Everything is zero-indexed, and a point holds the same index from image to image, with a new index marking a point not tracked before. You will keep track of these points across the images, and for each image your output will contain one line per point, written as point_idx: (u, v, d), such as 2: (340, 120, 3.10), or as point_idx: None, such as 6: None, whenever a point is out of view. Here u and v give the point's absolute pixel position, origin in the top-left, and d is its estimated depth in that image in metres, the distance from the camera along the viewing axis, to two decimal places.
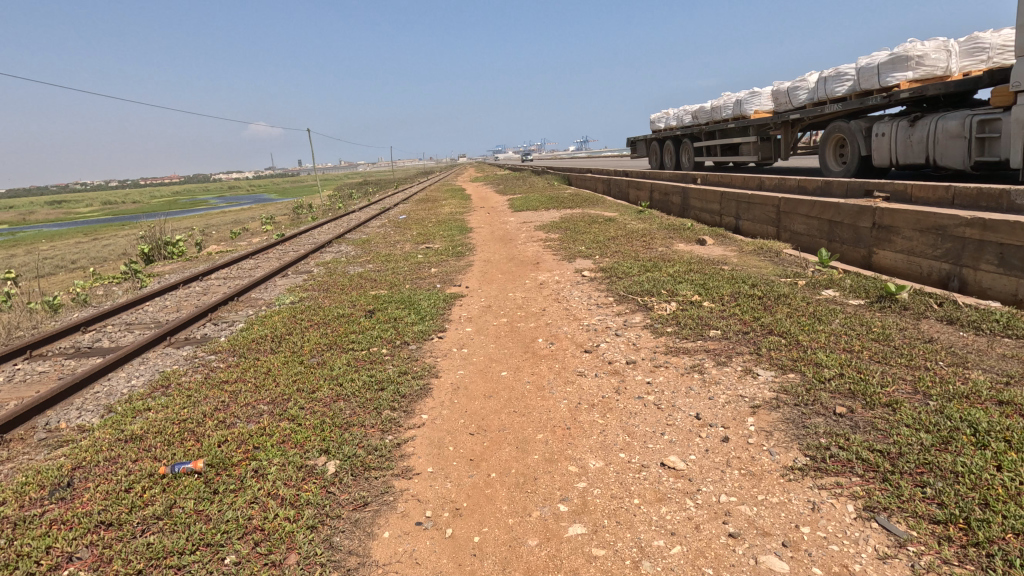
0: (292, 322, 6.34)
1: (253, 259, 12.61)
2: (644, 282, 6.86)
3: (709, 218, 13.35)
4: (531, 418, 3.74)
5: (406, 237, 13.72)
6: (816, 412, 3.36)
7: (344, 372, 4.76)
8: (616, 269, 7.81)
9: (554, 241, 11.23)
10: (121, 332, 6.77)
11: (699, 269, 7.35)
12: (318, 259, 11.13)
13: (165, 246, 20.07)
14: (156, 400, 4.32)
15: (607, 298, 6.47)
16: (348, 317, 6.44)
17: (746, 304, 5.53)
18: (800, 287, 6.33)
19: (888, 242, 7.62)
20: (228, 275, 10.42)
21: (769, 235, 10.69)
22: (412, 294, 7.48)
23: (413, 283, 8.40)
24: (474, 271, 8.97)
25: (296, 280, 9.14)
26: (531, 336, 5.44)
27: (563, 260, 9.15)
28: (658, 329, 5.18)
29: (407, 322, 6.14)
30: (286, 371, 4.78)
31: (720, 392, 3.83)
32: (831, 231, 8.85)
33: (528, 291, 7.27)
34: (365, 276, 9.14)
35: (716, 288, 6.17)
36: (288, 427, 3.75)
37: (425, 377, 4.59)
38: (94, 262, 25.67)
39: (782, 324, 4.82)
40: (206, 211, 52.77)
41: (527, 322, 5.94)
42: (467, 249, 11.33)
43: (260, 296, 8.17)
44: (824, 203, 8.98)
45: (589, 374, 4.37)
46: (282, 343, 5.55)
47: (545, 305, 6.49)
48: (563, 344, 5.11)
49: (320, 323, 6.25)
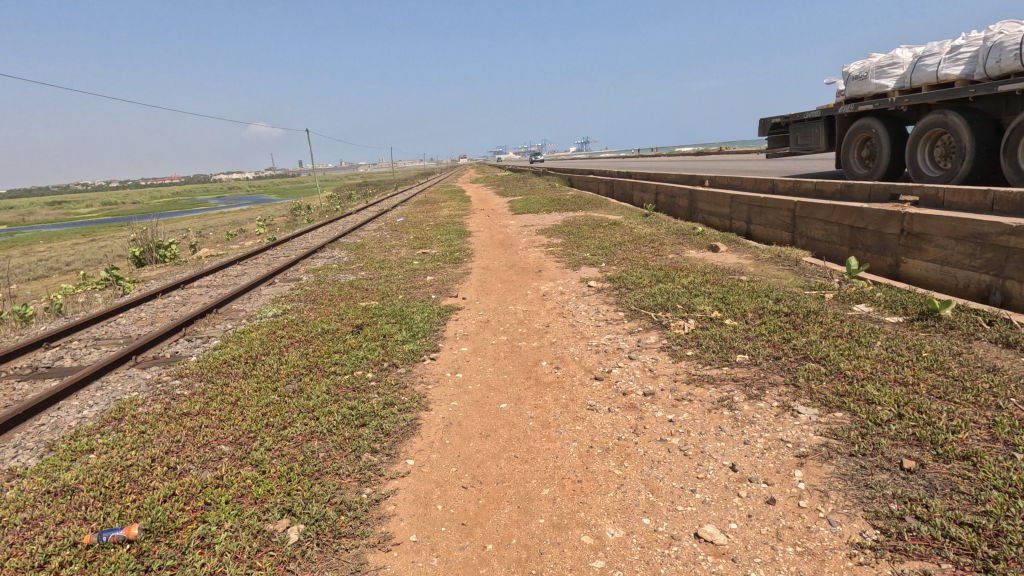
0: (272, 339, 5.78)
1: (242, 264, 12.07)
2: (656, 295, 6.30)
3: (717, 222, 12.80)
4: (535, 466, 3.17)
5: (402, 241, 13.15)
6: (878, 466, 2.79)
7: (323, 403, 4.19)
8: (625, 280, 7.25)
9: (556, 247, 10.66)
10: (86, 349, 6.20)
11: (715, 280, 6.78)
12: (309, 265, 10.59)
13: (157, 248, 19.48)
14: (104, 437, 3.75)
15: (617, 313, 5.90)
16: (332, 334, 5.87)
17: (773, 323, 4.97)
18: (829, 302, 5.76)
19: (918, 251, 7.06)
20: (213, 283, 9.86)
21: (784, 240, 10.12)
22: (405, 307, 6.92)
23: (407, 293, 7.85)
24: (472, 280, 8.43)
25: (282, 289, 8.57)
26: (533, 358, 4.88)
27: (567, 268, 8.59)
28: (675, 353, 4.62)
29: (397, 339, 5.58)
30: (256, 403, 4.21)
31: (757, 434, 3.26)
32: (853, 237, 8.28)
33: (529, 304, 6.71)
34: (356, 284, 8.56)
35: (738, 304, 5.61)
36: (250, 476, 3.19)
37: (413, 409, 4.02)
38: (87, 265, 25.16)
39: (818, 348, 4.25)
40: (203, 212, 52.23)
41: (529, 341, 5.38)
42: (465, 255, 10.76)
43: (242, 307, 7.61)
44: (845, 208, 8.42)
45: (601, 409, 3.81)
46: (257, 366, 4.98)
47: (548, 321, 5.93)
48: (570, 369, 4.55)
49: (302, 341, 5.68)
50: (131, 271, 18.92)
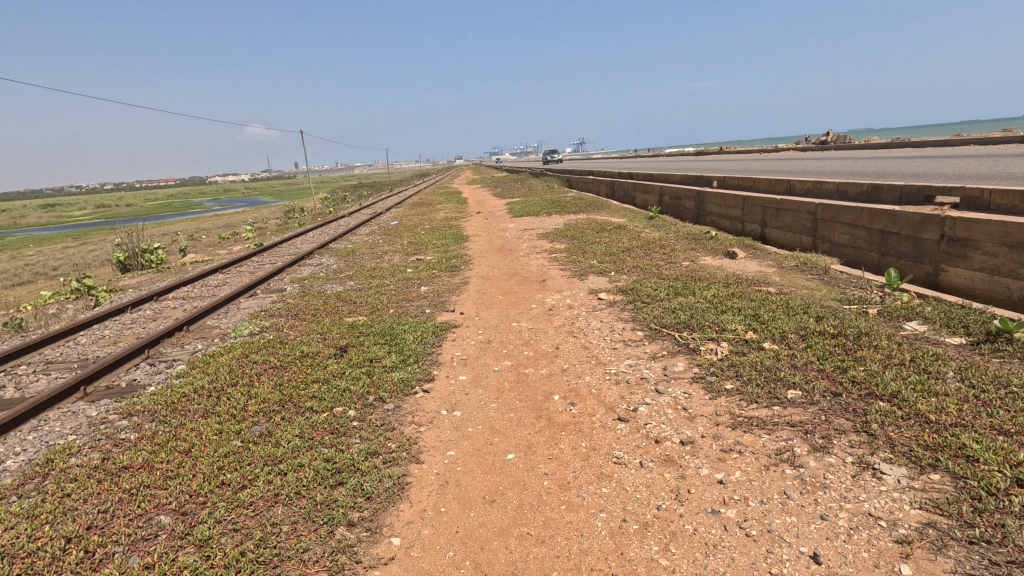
0: (242, 365, 5.06)
1: (226, 272, 11.33)
2: (677, 311, 5.61)
3: (728, 225, 12.15)
4: (555, 552, 2.48)
5: (396, 247, 12.43)
6: (1016, 563, 2.09)
7: (293, 453, 3.48)
8: (640, 292, 6.57)
9: (560, 253, 9.96)
10: (32, 376, 5.45)
11: (741, 293, 6.10)
12: (295, 273, 9.89)
13: (142, 253, 18.69)
14: (18, 503, 3.03)
15: (635, 332, 5.21)
16: (311, 359, 5.15)
17: (821, 348, 4.28)
18: (876, 319, 5.08)
19: (962, 258, 6.40)
20: (190, 293, 9.14)
21: (804, 245, 9.47)
22: (395, 324, 6.20)
23: (398, 307, 7.12)
24: (470, 291, 7.74)
25: (263, 302, 7.87)
26: (543, 391, 4.18)
27: (573, 278, 7.89)
28: (710, 386, 3.92)
29: (386, 365, 4.89)
30: (213, 452, 3.50)
31: (837, 504, 2.56)
32: (883, 242, 7.63)
33: (535, 320, 6.01)
34: (343, 296, 7.84)
35: (774, 322, 4.93)
36: (188, 566, 2.48)
37: (400, 463, 3.32)
38: (74, 268, 24.39)
39: (884, 384, 3.57)
40: (194, 215, 51.37)
41: (537, 367, 4.67)
42: (462, 263, 10.06)
43: (216, 324, 6.87)
44: (874, 210, 7.78)
45: (630, 463, 3.11)
46: (220, 401, 4.26)
47: (558, 342, 5.22)
48: (587, 406, 3.86)
49: (276, 367, 4.96)
50: (115, 277, 18.21)
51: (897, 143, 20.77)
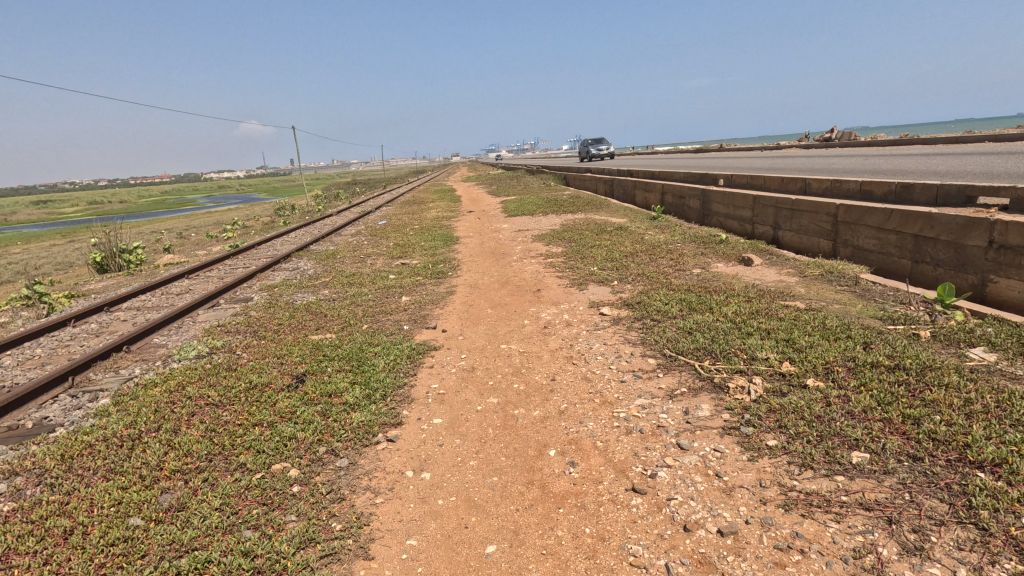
0: (173, 401, 4.19)
1: (194, 277, 10.45)
2: (694, 334, 4.77)
3: (736, 226, 11.34)
4: None
5: (379, 250, 11.52)
6: None
7: (203, 540, 2.63)
8: (648, 306, 5.75)
9: (557, 258, 9.12)
10: None
11: (766, 310, 5.28)
12: (268, 279, 9.04)
13: (120, 254, 17.76)
14: None
15: (645, 361, 4.39)
16: (259, 394, 4.30)
17: (880, 388, 3.45)
18: (932, 346, 4.26)
19: (1015, 268, 5.58)
20: (147, 301, 8.27)
21: (823, 249, 8.66)
22: (366, 344, 5.36)
23: (372, 323, 6.26)
24: (455, 302, 6.91)
25: (223, 314, 7.00)
26: (536, 444, 3.33)
27: (571, 288, 7.07)
28: (748, 440, 3.08)
29: (347, 402, 4.05)
30: (97, 537, 2.65)
31: None
32: (918, 248, 6.82)
33: (527, 341, 5.18)
34: (313, 308, 6.96)
35: (812, 350, 4.11)
36: None
37: (343, 559, 2.48)
38: (55, 268, 23.53)
39: (980, 445, 2.73)
40: (184, 213, 50.45)
41: (529, 407, 3.84)
42: (450, 268, 9.24)
43: (163, 343, 5.97)
44: (906, 212, 6.96)
45: (653, 566, 2.28)
46: (130, 456, 3.40)
47: (554, 373, 4.38)
48: (593, 468, 3.02)
49: (214, 406, 4.09)
50: (91, 279, 17.26)
51: (905, 140, 19.95)
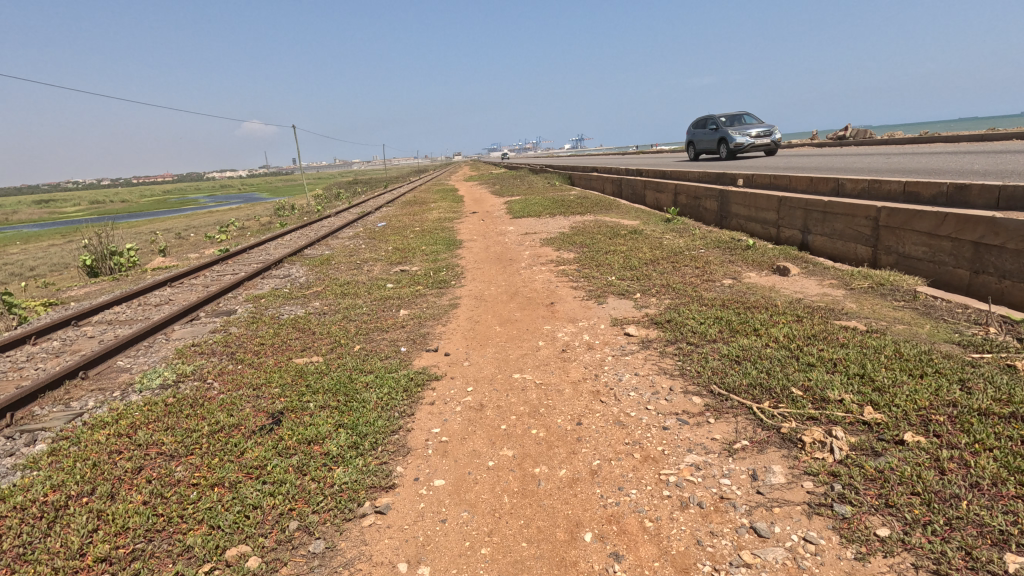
0: (119, 451, 3.45)
1: (178, 285, 9.72)
2: (744, 364, 4.01)
3: (760, 229, 10.58)
4: None
5: (377, 255, 10.79)
6: None
7: None
8: (681, 326, 5.00)
9: (569, 265, 8.39)
10: None
11: (822, 333, 4.51)
12: (255, 289, 8.32)
13: (111, 256, 17.01)
14: None
15: (689, 400, 3.65)
16: (225, 440, 3.56)
17: (1006, 447, 2.69)
18: None
19: None
20: (121, 314, 7.52)
21: (861, 255, 7.91)
22: (357, 371, 4.64)
23: (365, 343, 5.52)
24: (459, 318, 6.19)
25: (199, 332, 6.26)
26: (567, 523, 2.60)
27: (588, 301, 6.34)
28: (849, 527, 2.33)
29: (329, 455, 3.31)
30: None
31: None
32: (978, 256, 6.06)
33: (544, 368, 4.45)
34: (301, 324, 6.23)
35: (898, 390, 3.34)
36: None
37: None
38: (49, 270, 22.81)
39: None
40: (183, 213, 49.90)
41: (553, 464, 3.09)
42: (453, 275, 8.51)
43: (127, 368, 5.24)
44: (964, 216, 6.20)
45: None
46: (45, 537, 2.65)
47: (579, 414, 3.64)
48: (647, 568, 2.27)
49: (167, 458, 3.36)
50: (81, 282, 16.54)
51: (927, 137, 19.05)
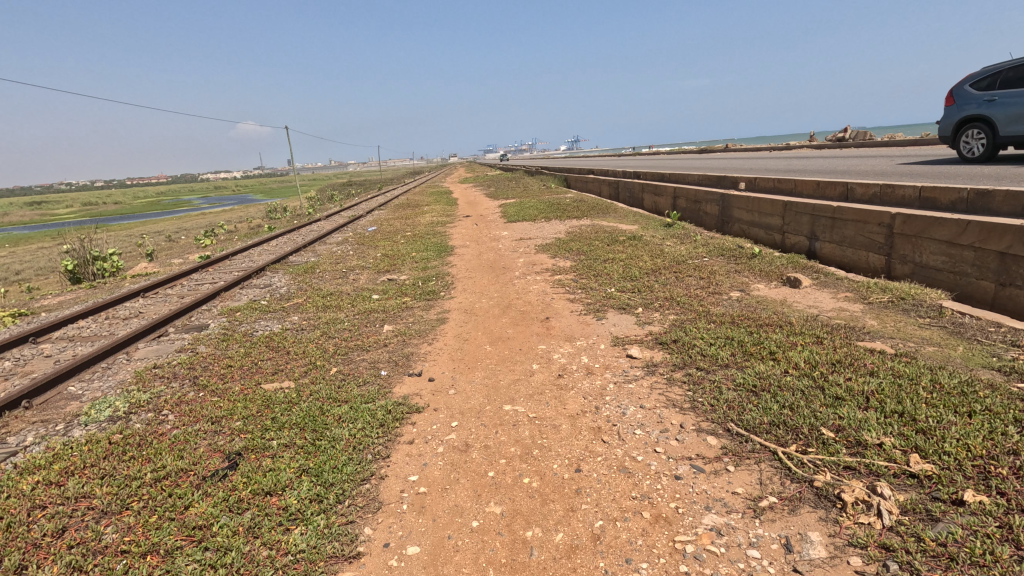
0: (42, 507, 2.95)
1: (152, 295, 9.15)
2: (764, 397, 3.54)
3: (764, 235, 10.14)
4: None
5: (365, 262, 10.28)
6: None
7: None
8: (689, 348, 4.53)
9: (565, 275, 7.91)
10: None
11: (847, 358, 4.05)
12: (232, 300, 7.80)
13: (94, 261, 16.39)
14: None
15: (704, 441, 3.19)
16: (168, 490, 3.07)
17: None
18: None
19: None
20: (84, 330, 6.96)
21: (874, 264, 7.46)
22: (330, 401, 4.15)
23: (342, 365, 5.04)
24: (446, 336, 5.70)
25: (164, 351, 5.74)
26: None
27: (586, 316, 5.87)
28: None
29: (286, 513, 2.82)
30: None
31: None
32: (1004, 268, 5.63)
33: (538, 398, 3.97)
34: (274, 342, 5.73)
35: (947, 435, 2.88)
36: None
37: None
38: (34, 274, 22.22)
39: None
40: (174, 216, 49.18)
41: (548, 526, 2.62)
42: (443, 285, 8.02)
43: (78, 395, 4.73)
44: (989, 225, 5.76)
45: None
46: None
47: (578, 458, 3.17)
48: None
49: (98, 515, 2.87)
50: (62, 290, 15.94)
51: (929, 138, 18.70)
